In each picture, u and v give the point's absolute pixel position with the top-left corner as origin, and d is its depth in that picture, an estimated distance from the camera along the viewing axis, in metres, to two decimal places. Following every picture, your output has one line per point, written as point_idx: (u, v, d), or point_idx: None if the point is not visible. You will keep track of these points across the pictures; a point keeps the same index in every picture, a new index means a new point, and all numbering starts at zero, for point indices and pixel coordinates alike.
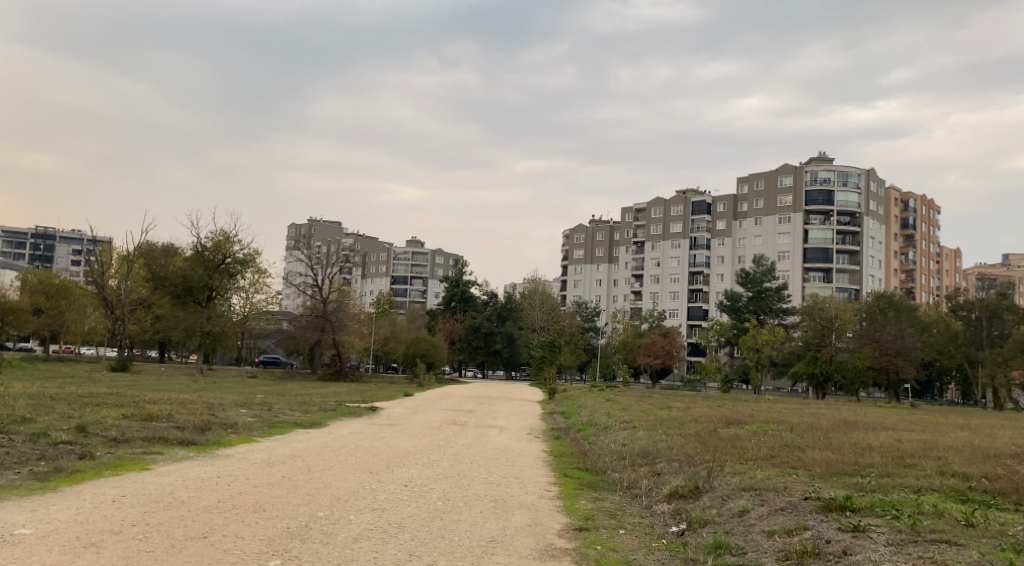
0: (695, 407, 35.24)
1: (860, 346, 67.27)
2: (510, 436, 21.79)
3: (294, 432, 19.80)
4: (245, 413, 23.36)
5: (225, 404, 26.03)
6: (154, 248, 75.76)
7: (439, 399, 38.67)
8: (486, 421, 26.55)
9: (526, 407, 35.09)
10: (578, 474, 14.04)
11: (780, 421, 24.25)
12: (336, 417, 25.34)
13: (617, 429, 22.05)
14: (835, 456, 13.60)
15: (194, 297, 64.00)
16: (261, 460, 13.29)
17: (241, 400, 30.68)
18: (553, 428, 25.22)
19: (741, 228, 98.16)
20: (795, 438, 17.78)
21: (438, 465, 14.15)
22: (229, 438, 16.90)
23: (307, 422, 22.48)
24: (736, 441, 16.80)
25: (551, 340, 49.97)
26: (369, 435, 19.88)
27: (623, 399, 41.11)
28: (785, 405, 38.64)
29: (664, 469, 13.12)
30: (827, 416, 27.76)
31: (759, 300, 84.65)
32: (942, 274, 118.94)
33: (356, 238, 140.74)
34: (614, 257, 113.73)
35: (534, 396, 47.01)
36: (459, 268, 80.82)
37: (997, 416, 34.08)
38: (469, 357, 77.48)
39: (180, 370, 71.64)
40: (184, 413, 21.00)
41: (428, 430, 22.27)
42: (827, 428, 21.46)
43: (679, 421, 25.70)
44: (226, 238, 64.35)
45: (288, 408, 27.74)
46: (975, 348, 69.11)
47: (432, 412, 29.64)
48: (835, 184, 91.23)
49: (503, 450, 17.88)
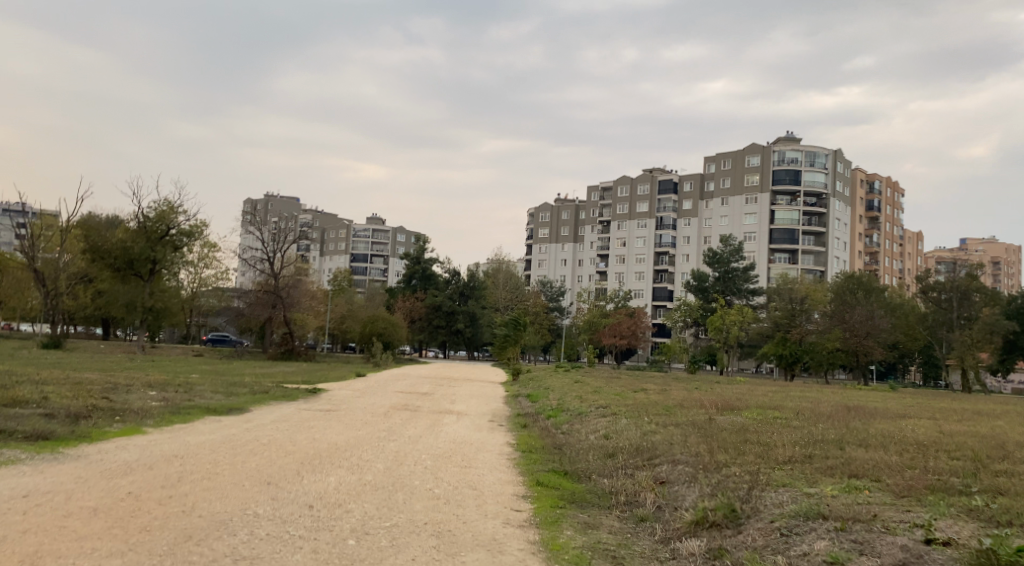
0: (674, 390, 32.09)
1: (830, 327, 64.45)
2: (466, 425, 18.36)
3: (203, 421, 16.22)
4: (151, 396, 19.61)
5: (132, 385, 22.22)
6: (94, 218, 70.62)
7: (392, 380, 35.03)
8: (443, 406, 23.07)
9: (489, 389, 31.68)
10: (555, 481, 10.55)
11: (778, 407, 20.96)
12: (264, 401, 21.60)
13: (595, 416, 18.68)
14: (889, 457, 10.30)
15: (135, 270, 59.30)
16: (124, 466, 9.63)
17: (162, 381, 26.86)
18: (518, 415, 21.79)
19: (708, 208, 95.40)
20: (813, 429, 14.40)
21: (372, 470, 10.63)
22: (104, 432, 13.20)
23: (223, 407, 18.84)
24: (744, 433, 13.51)
25: (515, 318, 46.39)
26: (295, 425, 16.20)
27: (592, 381, 37.83)
28: (764, 388, 35.69)
29: (673, 477, 9.69)
30: (822, 400, 24.65)
31: (725, 281, 82.04)
32: (905, 258, 117.57)
33: (314, 214, 135.55)
34: (579, 237, 110.46)
35: (497, 376, 43.64)
36: (420, 245, 76.83)
37: (993, 400, 31.26)
38: (430, 337, 73.92)
39: (120, 348, 66.80)
40: (67, 396, 17.21)
41: (369, 418, 18.65)
42: (838, 416, 18.26)
43: (662, 406, 22.44)
44: (171, 207, 59.19)
45: (210, 390, 23.97)
46: (945, 330, 67.14)
47: (381, 396, 26.03)
48: (802, 164, 88.55)
49: (456, 445, 14.34)
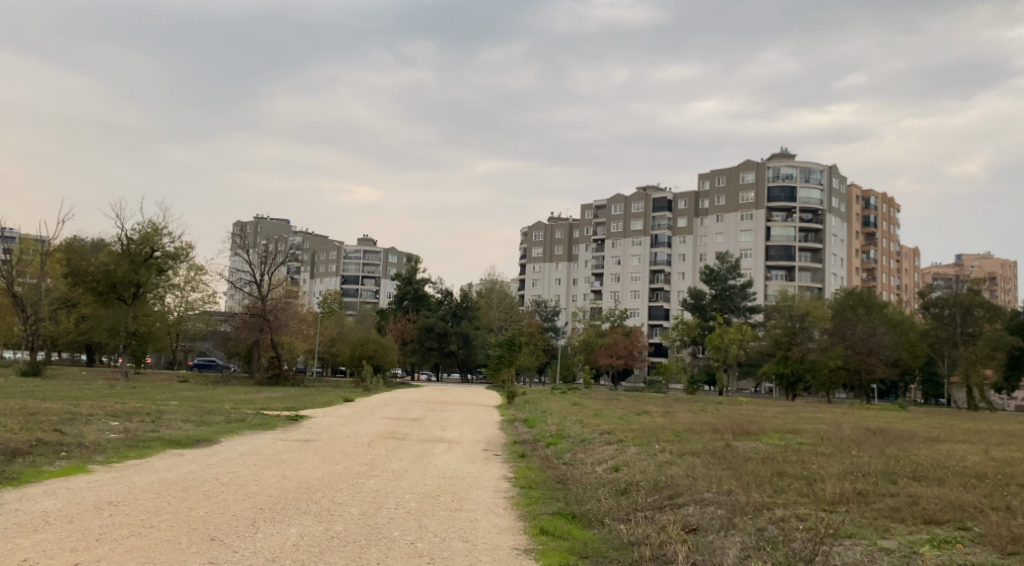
0: (677, 412, 30.34)
1: (831, 344, 62.71)
2: (457, 455, 16.68)
3: (164, 455, 14.50)
4: (111, 429, 17.86)
5: (94, 416, 20.44)
6: (78, 241, 68.68)
7: (381, 405, 33.24)
8: (434, 433, 21.38)
9: (483, 413, 29.96)
10: (562, 528, 8.95)
11: (797, 431, 19.22)
12: (238, 431, 19.89)
13: (600, 443, 17.02)
14: (959, 493, 8.70)
15: (118, 293, 57.14)
16: (36, 519, 7.95)
17: (131, 409, 25.06)
18: (515, 442, 20.11)
19: (703, 226, 94.09)
20: (847, 457, 12.75)
21: (345, 517, 8.97)
22: (41, 473, 11.52)
23: (189, 439, 17.12)
24: (774, 465, 11.85)
25: (509, 338, 44.68)
26: (267, 459, 14.51)
27: (590, 403, 36.09)
28: (770, 409, 34.02)
29: (704, 523, 8.09)
30: (840, 422, 22.92)
31: (723, 299, 80.51)
32: (903, 274, 116.14)
33: (305, 236, 134.01)
34: (573, 256, 108.90)
35: (491, 400, 41.90)
36: (412, 265, 75.19)
37: (1013, 418, 29.59)
38: (423, 359, 72.08)
39: (104, 375, 64.60)
40: (15, 430, 15.51)
41: (350, 449, 16.92)
42: (865, 440, 16.62)
43: (671, 430, 20.74)
44: (154, 229, 57.08)
45: (181, 418, 22.20)
46: (948, 347, 65.44)
47: (367, 422, 24.30)
48: (796, 181, 87.42)
49: (446, 480, 12.66)
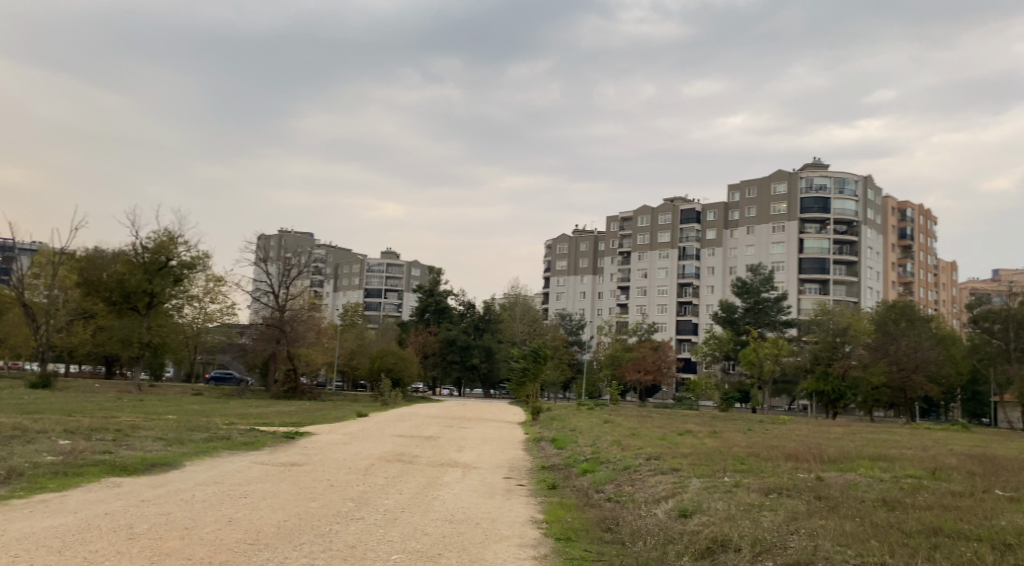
0: (724, 433, 26.68)
1: (874, 361, 57.35)
2: (469, 487, 13.22)
3: (91, 485, 11.17)
4: (48, 450, 14.53)
5: (44, 433, 17.13)
6: (92, 249, 65.65)
7: (394, 422, 29.85)
8: (447, 455, 17.97)
9: (505, 432, 26.43)
10: None
11: (889, 460, 15.57)
12: (212, 453, 16.56)
13: (647, 475, 13.50)
14: None
15: (132, 304, 53.87)
16: None
17: (102, 424, 21.79)
18: (541, 469, 16.67)
19: (733, 237, 90.14)
20: (1006, 504, 9.15)
21: None
22: None
23: (141, 463, 13.79)
24: (915, 516, 8.29)
25: (533, 349, 41.08)
26: (224, 493, 11.09)
27: (624, 421, 32.36)
28: (826, 430, 30.26)
29: None
30: (930, 449, 19.16)
31: (756, 312, 76.26)
32: (942, 289, 110.94)
33: (328, 248, 131.48)
34: (599, 269, 105.05)
35: (514, 416, 38.43)
36: (434, 276, 71.94)
37: None
38: (444, 373, 69.01)
39: (115, 388, 61.41)
40: None
41: (338, 478, 13.49)
42: (985, 475, 12.96)
43: (723, 455, 17.22)
44: (171, 238, 54.28)
45: (150, 436, 18.83)
46: (1001, 363, 61.17)
47: (370, 443, 20.82)
48: (830, 191, 83.45)
49: (456, 529, 9.25)
